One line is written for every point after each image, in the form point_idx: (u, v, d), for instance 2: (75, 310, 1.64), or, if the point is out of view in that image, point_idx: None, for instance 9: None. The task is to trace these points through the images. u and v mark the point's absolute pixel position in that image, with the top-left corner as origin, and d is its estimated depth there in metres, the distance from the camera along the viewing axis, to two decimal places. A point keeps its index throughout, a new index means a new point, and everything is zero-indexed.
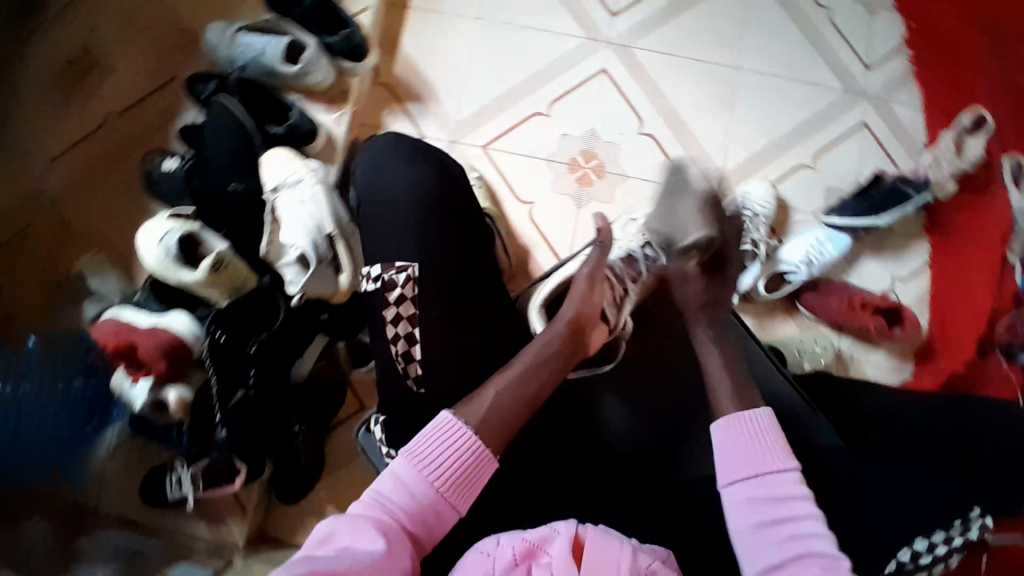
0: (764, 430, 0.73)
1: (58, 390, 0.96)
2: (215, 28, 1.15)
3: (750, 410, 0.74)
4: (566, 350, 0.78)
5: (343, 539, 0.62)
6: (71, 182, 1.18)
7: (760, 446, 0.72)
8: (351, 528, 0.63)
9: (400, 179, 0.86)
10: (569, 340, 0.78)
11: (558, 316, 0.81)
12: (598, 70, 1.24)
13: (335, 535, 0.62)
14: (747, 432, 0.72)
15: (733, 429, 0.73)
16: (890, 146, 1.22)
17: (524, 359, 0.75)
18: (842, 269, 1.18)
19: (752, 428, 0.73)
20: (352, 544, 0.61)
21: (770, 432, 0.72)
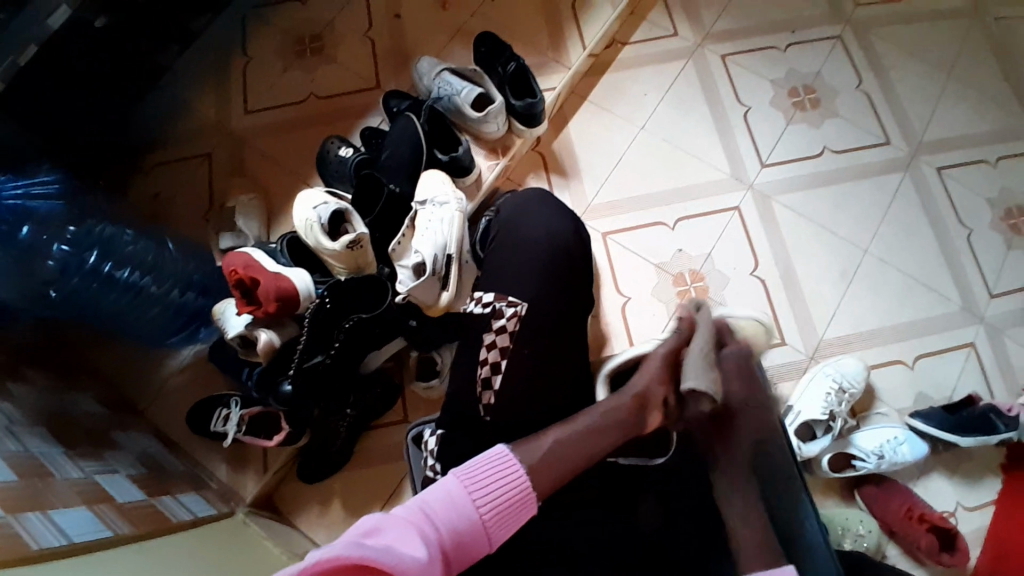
0: None
1: (169, 294, 1.13)
2: (427, 62, 1.34)
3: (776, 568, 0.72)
4: (628, 420, 0.84)
5: (388, 537, 0.65)
6: (257, 134, 1.37)
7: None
8: (397, 528, 0.67)
9: (534, 226, 1.06)
10: (632, 411, 0.84)
11: (628, 387, 0.87)
12: (732, 206, 1.32)
13: (382, 531, 0.66)
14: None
15: None
16: (996, 377, 1.20)
17: (590, 419, 0.83)
18: (911, 474, 1.14)
19: None
20: (395, 543, 0.65)
21: None
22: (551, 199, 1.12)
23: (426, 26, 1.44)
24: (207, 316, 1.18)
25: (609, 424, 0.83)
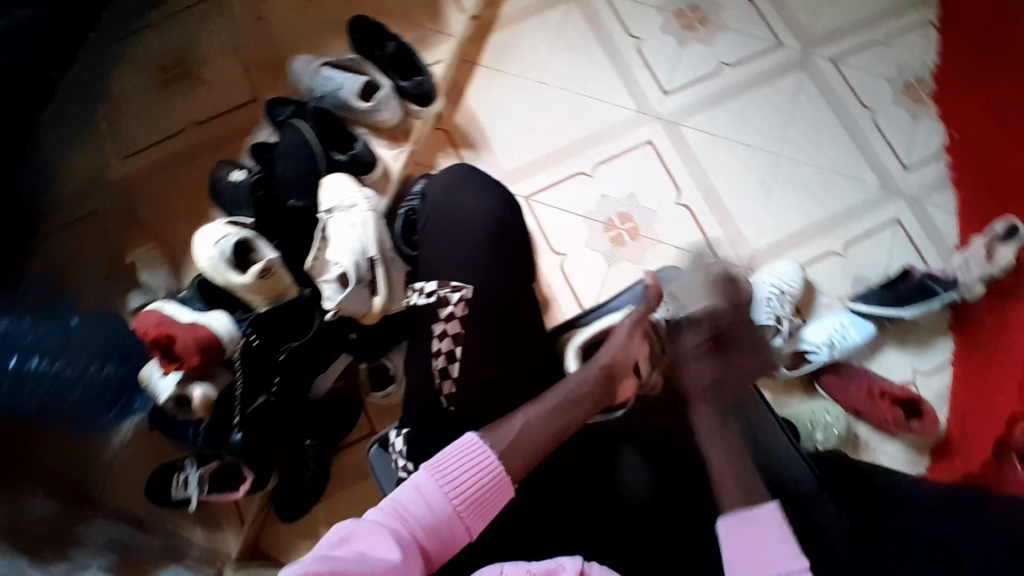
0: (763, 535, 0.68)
1: (89, 371, 1.03)
2: (301, 61, 1.25)
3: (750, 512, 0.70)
4: (598, 393, 0.82)
5: (360, 543, 0.63)
6: (139, 179, 1.27)
7: (771, 549, 0.67)
8: (369, 532, 0.64)
9: (466, 205, 0.92)
10: (602, 383, 0.82)
11: (594, 359, 0.85)
12: (644, 140, 1.31)
13: (352, 538, 0.63)
14: (750, 536, 0.69)
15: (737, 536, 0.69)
16: (922, 244, 1.24)
17: (559, 395, 0.79)
18: (864, 355, 1.18)
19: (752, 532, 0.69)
20: (368, 550, 0.63)
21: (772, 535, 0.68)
22: (478, 171, 0.98)
23: (293, 25, 1.35)
24: (135, 382, 1.07)
25: (578, 400, 0.80)
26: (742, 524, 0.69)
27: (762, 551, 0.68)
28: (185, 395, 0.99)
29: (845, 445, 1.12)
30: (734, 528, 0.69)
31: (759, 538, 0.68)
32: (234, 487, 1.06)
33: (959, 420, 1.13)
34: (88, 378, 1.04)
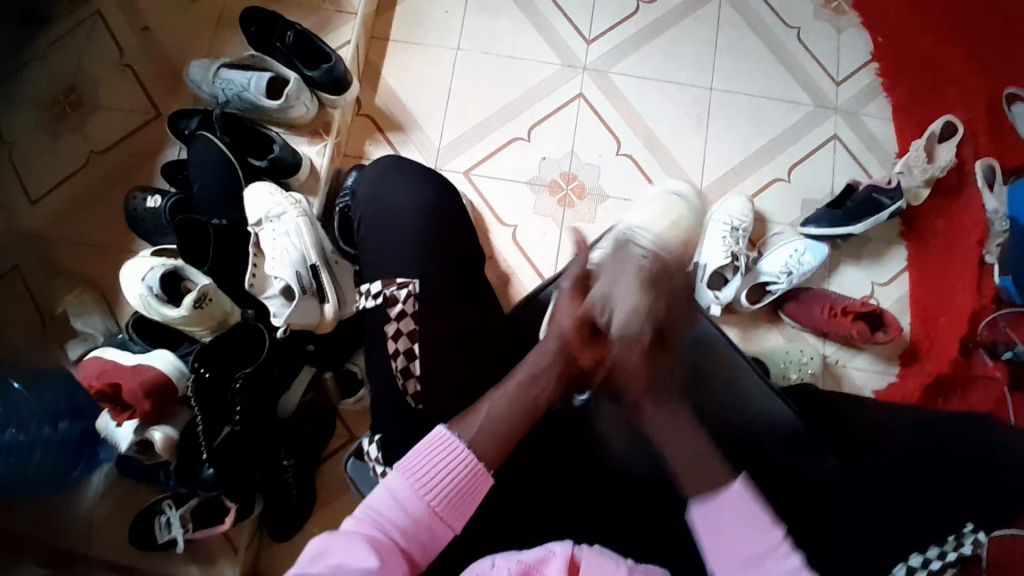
0: (738, 514, 0.64)
1: (43, 434, 0.93)
2: (198, 66, 1.17)
3: (722, 492, 0.66)
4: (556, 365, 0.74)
5: (335, 556, 0.60)
6: (54, 222, 1.18)
7: (744, 529, 0.64)
8: (344, 542, 0.61)
9: (402, 195, 0.86)
10: (561, 355, 0.75)
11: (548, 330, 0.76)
12: (575, 95, 1.27)
13: (326, 552, 0.60)
14: (727, 522, 0.65)
15: (713, 518, 0.65)
16: (863, 156, 1.25)
17: (521, 369, 0.73)
18: (822, 277, 1.19)
19: (725, 518, 0.65)
20: (344, 560, 0.60)
21: (748, 513, 0.64)
22: (410, 160, 0.92)
23: (186, 30, 1.26)
24: (97, 434, 1.01)
25: (538, 381, 0.73)
26: (715, 510, 0.65)
27: (736, 533, 0.64)
28: (147, 440, 0.95)
29: (822, 379, 1.14)
30: (710, 514, 0.65)
31: (733, 519, 0.64)
32: (219, 519, 1.02)
33: (924, 329, 1.16)
34: (43, 442, 0.94)
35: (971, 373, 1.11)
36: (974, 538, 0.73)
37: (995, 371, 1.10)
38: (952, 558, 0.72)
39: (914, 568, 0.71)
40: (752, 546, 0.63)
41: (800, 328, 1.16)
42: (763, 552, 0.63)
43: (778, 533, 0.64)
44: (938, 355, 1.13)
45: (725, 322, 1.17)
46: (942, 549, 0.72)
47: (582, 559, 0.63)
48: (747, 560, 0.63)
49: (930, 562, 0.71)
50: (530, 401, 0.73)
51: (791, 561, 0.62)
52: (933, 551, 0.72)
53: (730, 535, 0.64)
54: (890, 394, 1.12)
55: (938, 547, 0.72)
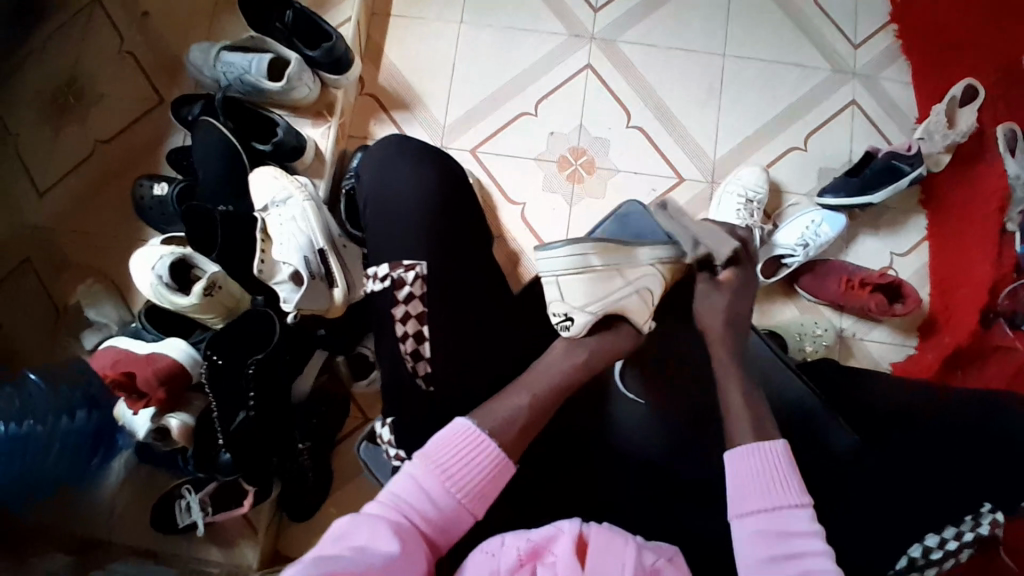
0: (779, 466, 0.66)
1: (61, 424, 0.93)
2: (197, 50, 1.15)
3: (767, 442, 0.68)
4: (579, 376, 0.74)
5: (358, 538, 0.60)
6: (63, 212, 1.18)
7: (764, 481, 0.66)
8: (367, 524, 0.61)
9: (407, 178, 0.83)
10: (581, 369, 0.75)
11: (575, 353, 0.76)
12: (582, 66, 1.23)
13: (349, 534, 0.61)
14: (759, 464, 0.67)
15: (751, 459, 0.67)
16: (882, 121, 1.21)
17: (549, 385, 0.72)
18: (839, 249, 1.16)
19: (766, 461, 0.67)
20: (367, 543, 0.60)
21: (788, 473, 0.66)
22: (413, 141, 0.88)
23: (185, 12, 1.24)
24: (114, 422, 1.01)
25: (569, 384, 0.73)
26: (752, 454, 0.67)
27: (767, 478, 0.66)
28: (164, 427, 0.96)
29: (836, 352, 1.12)
30: (745, 458, 0.68)
31: (761, 469, 0.67)
32: (238, 502, 1.03)
33: (941, 300, 1.14)
34: (59, 435, 0.92)
35: (992, 344, 1.08)
36: (993, 519, 0.69)
37: (1016, 342, 1.07)
38: (969, 539, 0.69)
39: (930, 548, 0.69)
40: (780, 497, 0.64)
41: (817, 301, 1.13)
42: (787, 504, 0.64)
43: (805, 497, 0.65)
44: (956, 327, 1.10)
45: None
46: (959, 529, 0.69)
47: (590, 538, 0.62)
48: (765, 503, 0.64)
49: (947, 542, 0.69)
50: (563, 386, 0.73)
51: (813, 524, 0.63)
52: (949, 531, 0.69)
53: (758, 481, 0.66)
54: (906, 369, 1.10)
55: (955, 527, 0.69)
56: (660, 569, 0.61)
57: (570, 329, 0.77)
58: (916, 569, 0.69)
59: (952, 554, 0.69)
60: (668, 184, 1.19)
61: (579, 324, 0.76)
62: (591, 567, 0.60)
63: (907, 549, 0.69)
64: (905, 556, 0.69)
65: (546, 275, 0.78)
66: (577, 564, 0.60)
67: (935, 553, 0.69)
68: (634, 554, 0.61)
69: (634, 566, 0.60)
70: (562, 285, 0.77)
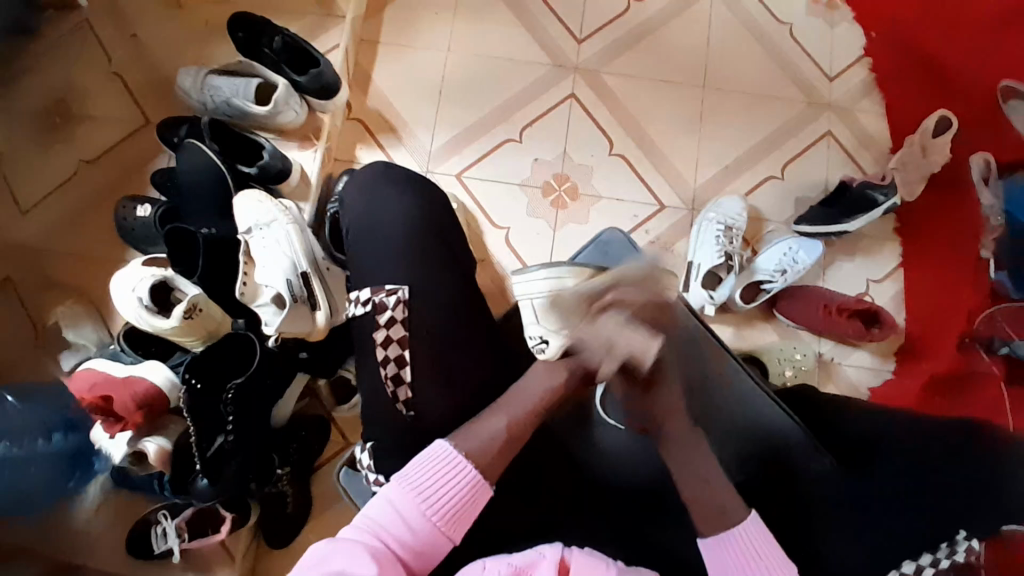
0: (755, 547, 0.65)
1: (37, 447, 0.92)
2: (186, 73, 1.17)
3: (738, 524, 0.66)
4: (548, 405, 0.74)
5: (333, 564, 0.60)
6: (46, 232, 1.17)
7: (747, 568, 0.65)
8: (343, 550, 0.61)
9: (389, 204, 0.83)
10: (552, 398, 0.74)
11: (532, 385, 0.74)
12: (566, 95, 1.26)
13: (325, 561, 0.60)
14: (738, 554, 0.65)
15: (723, 551, 0.66)
16: (857, 152, 1.24)
17: (524, 411, 0.72)
18: (817, 275, 1.19)
19: (739, 549, 0.65)
20: (344, 568, 0.59)
21: (763, 546, 0.65)
22: (395, 167, 0.89)
23: (176, 37, 1.25)
24: (91, 444, 0.99)
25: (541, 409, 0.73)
26: (726, 545, 0.65)
27: (743, 567, 0.65)
28: (141, 451, 0.95)
29: (815, 377, 1.14)
30: (719, 551, 0.66)
31: (739, 560, 0.65)
32: (217, 527, 1.01)
33: (921, 326, 1.16)
34: (34, 455, 0.92)
35: (970, 369, 1.06)
36: (968, 545, 0.70)
37: (993, 368, 1.02)
38: (945, 566, 0.69)
39: None
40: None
41: (797, 327, 1.15)
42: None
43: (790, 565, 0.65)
44: (935, 354, 1.12)
45: (721, 323, 1.16)
46: (934, 556, 0.69)
47: (572, 562, 0.62)
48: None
49: (923, 570, 0.69)
50: (539, 411, 0.73)
51: None
52: (925, 558, 0.69)
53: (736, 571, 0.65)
54: (886, 396, 1.11)
55: (930, 555, 0.69)
56: None
57: (545, 351, 0.80)
58: None
59: None
60: (650, 210, 1.21)
61: (551, 346, 0.79)
62: None
63: None
64: None
65: (526, 297, 0.88)
66: None
67: None
68: None
69: None
70: (538, 305, 0.85)
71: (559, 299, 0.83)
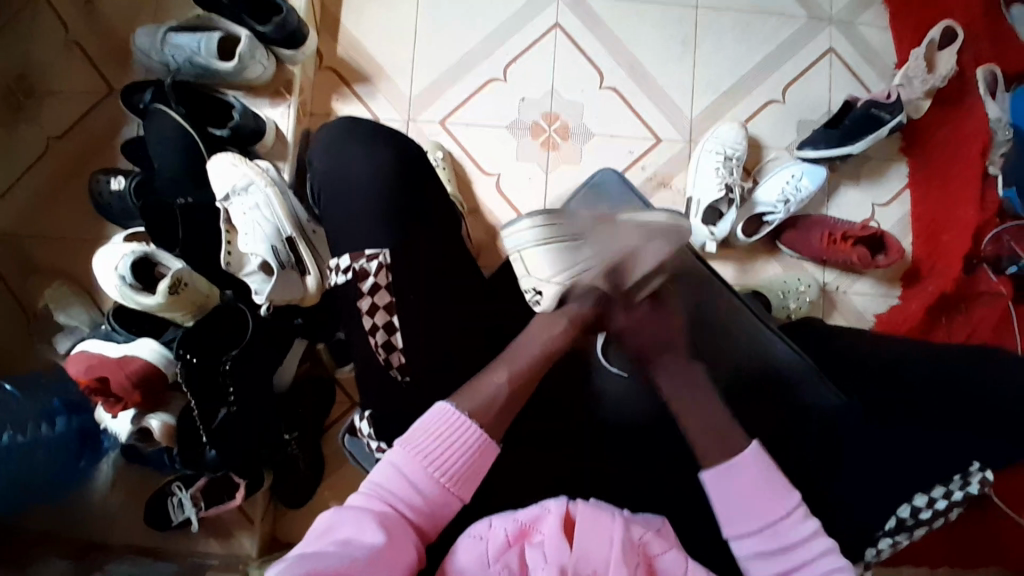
0: (756, 478, 0.65)
1: (42, 433, 0.92)
2: (144, 33, 1.08)
3: (737, 456, 0.66)
4: (557, 348, 0.74)
5: (343, 531, 0.59)
6: (23, 213, 1.13)
7: (756, 496, 0.65)
8: (352, 518, 0.60)
9: (359, 162, 0.79)
10: (568, 334, 0.74)
11: (530, 338, 0.74)
12: (550, 26, 1.18)
13: (336, 527, 0.60)
14: (744, 482, 0.65)
15: (725, 481, 0.65)
16: (861, 68, 1.17)
17: (533, 349, 0.73)
18: (820, 202, 1.15)
19: (742, 479, 0.65)
20: (353, 536, 0.59)
21: (763, 476, 0.65)
22: (361, 121, 0.83)
23: None
24: (97, 425, 1.00)
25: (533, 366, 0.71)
26: (728, 475, 0.65)
27: (745, 499, 0.65)
28: (145, 428, 0.95)
29: (819, 308, 1.12)
30: (721, 480, 0.66)
31: (739, 489, 0.65)
32: (230, 494, 1.02)
33: (926, 248, 1.13)
34: (42, 441, 0.92)
35: (974, 290, 1.08)
36: (982, 477, 0.74)
37: (999, 287, 1.07)
38: (958, 497, 0.72)
39: (919, 508, 0.70)
40: (767, 512, 0.64)
41: (800, 257, 1.12)
42: (775, 516, 0.64)
43: (792, 499, 0.65)
44: (939, 275, 1.10)
45: (722, 259, 1.13)
46: (948, 488, 0.71)
47: (576, 514, 0.61)
48: (756, 525, 0.64)
49: (937, 501, 0.70)
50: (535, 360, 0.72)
51: (806, 527, 0.64)
52: (939, 491, 0.71)
53: (743, 498, 0.65)
54: (889, 320, 1.10)
55: (944, 487, 0.71)
56: (647, 541, 0.62)
57: (541, 303, 0.74)
58: (905, 529, 0.70)
59: (941, 511, 0.71)
60: (646, 145, 1.16)
61: (547, 297, 0.73)
62: (578, 545, 0.59)
63: (896, 509, 0.69)
64: (895, 517, 0.70)
65: (513, 249, 0.76)
66: (564, 542, 0.59)
67: (924, 511, 0.70)
68: (622, 527, 0.61)
69: (622, 540, 0.60)
70: (527, 258, 0.74)
71: (550, 250, 0.73)
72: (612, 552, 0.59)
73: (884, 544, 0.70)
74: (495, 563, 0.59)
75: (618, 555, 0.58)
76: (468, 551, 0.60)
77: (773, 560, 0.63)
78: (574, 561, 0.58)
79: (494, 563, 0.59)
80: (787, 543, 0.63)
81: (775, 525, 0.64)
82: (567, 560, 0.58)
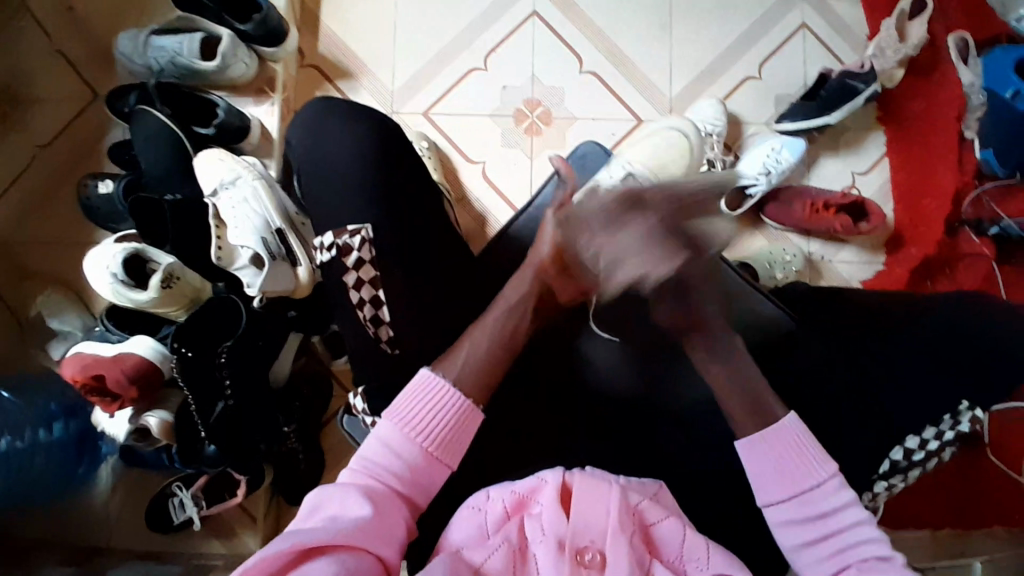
0: (795, 443, 0.66)
1: (39, 438, 0.92)
2: (126, 37, 1.09)
3: (779, 421, 0.67)
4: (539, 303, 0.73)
5: (330, 508, 0.59)
6: (11, 223, 1.13)
7: (793, 464, 0.65)
8: (337, 494, 0.60)
9: (342, 144, 0.78)
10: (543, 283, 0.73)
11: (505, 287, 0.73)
12: (527, 14, 1.20)
13: (322, 505, 0.60)
14: (781, 450, 0.66)
15: (762, 448, 0.66)
16: (833, 42, 1.19)
17: (510, 312, 0.72)
18: (801, 174, 1.17)
19: (779, 443, 0.66)
20: (338, 512, 0.59)
21: (802, 445, 0.66)
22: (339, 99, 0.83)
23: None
24: (96, 429, 1.00)
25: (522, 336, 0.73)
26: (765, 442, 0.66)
27: (785, 470, 0.65)
28: (143, 427, 0.95)
29: (806, 276, 1.14)
30: (758, 451, 0.67)
31: (780, 452, 0.66)
32: (232, 491, 1.02)
33: (907, 214, 1.15)
34: (40, 447, 0.93)
35: (957, 252, 1.10)
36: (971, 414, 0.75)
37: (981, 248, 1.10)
38: (949, 436, 0.74)
39: (911, 450, 0.72)
40: (800, 482, 0.65)
41: (783, 229, 1.14)
42: (811, 484, 0.65)
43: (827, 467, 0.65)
44: (922, 239, 1.12)
45: None
46: (939, 429, 0.73)
47: (573, 484, 0.61)
48: (792, 491, 0.65)
49: (928, 443, 0.73)
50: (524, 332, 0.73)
51: (842, 495, 0.64)
52: (931, 432, 0.73)
53: (780, 468, 0.66)
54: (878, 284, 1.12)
55: (935, 428, 0.73)
56: (643, 508, 0.62)
57: None
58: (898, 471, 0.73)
59: (932, 452, 0.74)
60: (627, 126, 1.17)
61: None
62: (574, 515, 0.59)
63: (889, 453, 0.72)
64: (889, 460, 0.72)
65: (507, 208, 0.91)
66: (562, 514, 0.60)
67: (917, 453, 0.73)
68: (618, 495, 0.60)
69: (618, 508, 0.60)
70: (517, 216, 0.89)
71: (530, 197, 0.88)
72: (609, 521, 0.59)
73: (879, 488, 0.74)
74: (494, 535, 0.60)
75: (615, 524, 0.59)
76: (466, 523, 0.61)
77: (808, 532, 0.64)
78: (571, 532, 0.59)
79: (493, 536, 0.60)
80: (828, 517, 0.64)
81: (806, 492, 0.65)
82: (564, 532, 0.59)
